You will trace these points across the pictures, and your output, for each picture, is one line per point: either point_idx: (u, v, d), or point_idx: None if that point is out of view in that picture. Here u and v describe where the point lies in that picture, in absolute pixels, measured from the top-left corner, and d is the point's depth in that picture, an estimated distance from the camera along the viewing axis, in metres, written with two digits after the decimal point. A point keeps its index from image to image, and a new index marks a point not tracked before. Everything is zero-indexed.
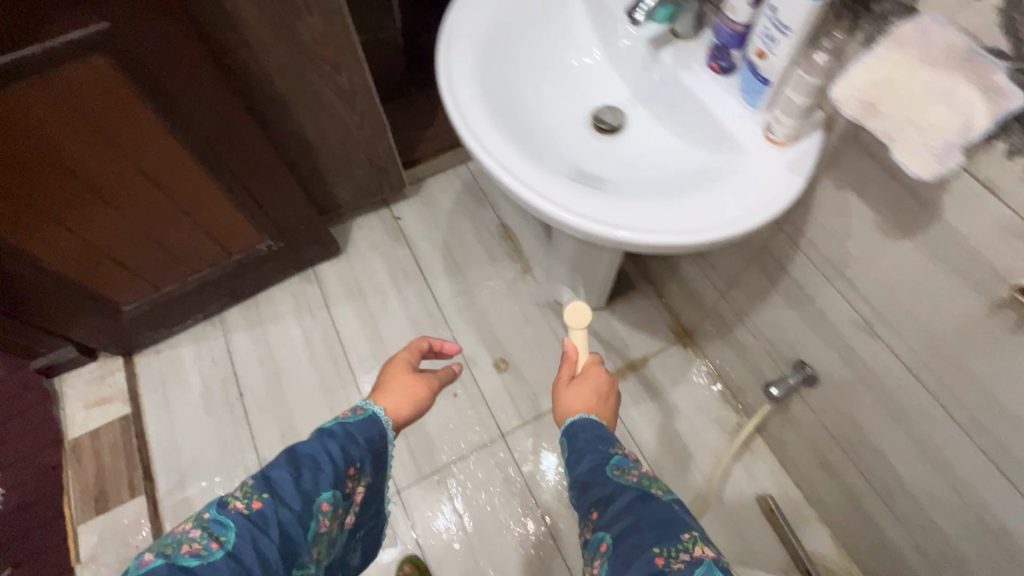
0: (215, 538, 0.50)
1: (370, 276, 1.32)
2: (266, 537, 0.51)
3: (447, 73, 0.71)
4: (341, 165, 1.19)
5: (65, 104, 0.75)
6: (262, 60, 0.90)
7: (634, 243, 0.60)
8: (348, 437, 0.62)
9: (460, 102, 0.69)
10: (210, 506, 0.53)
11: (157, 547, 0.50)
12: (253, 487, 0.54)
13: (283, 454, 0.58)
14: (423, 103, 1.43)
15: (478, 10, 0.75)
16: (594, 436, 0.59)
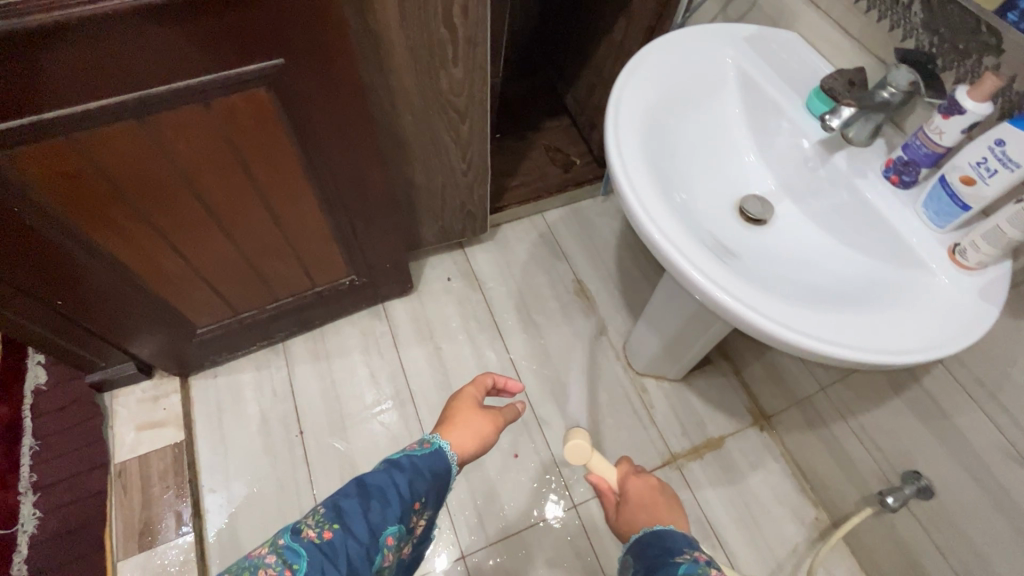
0: (288, 564, 0.47)
1: (442, 320, 1.29)
2: (335, 570, 0.47)
3: (618, 146, 0.69)
4: (436, 208, 1.17)
5: (216, 132, 0.72)
6: (399, 102, 0.89)
7: (828, 356, 0.57)
8: (416, 469, 0.57)
9: (633, 179, 0.67)
10: (286, 531, 0.50)
11: (238, 568, 0.47)
12: (325, 517, 0.51)
13: (350, 483, 0.54)
14: (509, 150, 1.43)
15: (645, 85, 0.74)
16: (659, 544, 0.56)
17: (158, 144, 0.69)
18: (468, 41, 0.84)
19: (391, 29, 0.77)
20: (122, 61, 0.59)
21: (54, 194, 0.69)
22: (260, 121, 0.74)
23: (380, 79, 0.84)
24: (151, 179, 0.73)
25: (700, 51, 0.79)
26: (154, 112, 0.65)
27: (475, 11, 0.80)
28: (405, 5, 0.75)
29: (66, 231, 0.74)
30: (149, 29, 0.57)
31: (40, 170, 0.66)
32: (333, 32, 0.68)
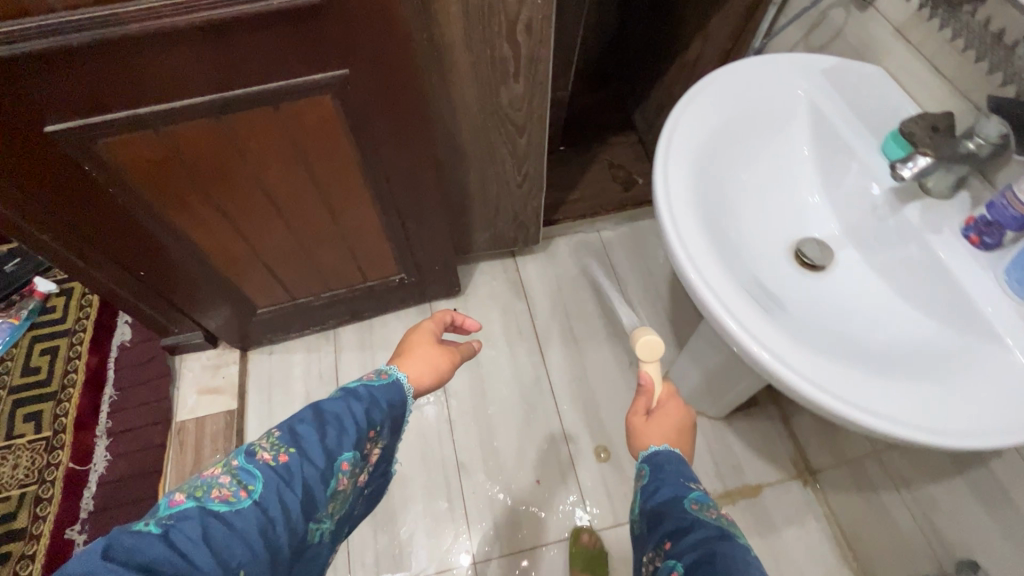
0: (243, 485, 0.48)
1: (484, 325, 1.30)
2: (291, 492, 0.50)
3: (664, 177, 0.67)
4: (489, 216, 1.19)
5: (283, 133, 0.77)
6: (459, 114, 0.92)
7: (866, 427, 0.52)
8: (372, 399, 0.59)
9: (676, 213, 0.64)
10: (238, 454, 0.51)
11: (188, 487, 0.47)
12: (281, 441, 0.52)
13: (306, 410, 0.56)
14: (571, 164, 1.42)
15: (703, 115, 0.71)
16: (674, 470, 0.58)
17: (232, 140, 0.76)
18: (530, 59, 0.85)
19: (455, 43, 0.79)
20: (204, 65, 0.65)
21: (141, 177, 0.77)
22: (324, 124, 0.78)
23: (441, 91, 0.87)
24: (224, 172, 0.80)
25: (770, 81, 0.75)
26: (230, 111, 0.71)
27: (538, 29, 0.80)
28: (470, 21, 0.77)
29: (150, 212, 0.82)
30: (230, 37, 0.63)
31: (131, 157, 0.73)
32: (397, 46, 0.71)
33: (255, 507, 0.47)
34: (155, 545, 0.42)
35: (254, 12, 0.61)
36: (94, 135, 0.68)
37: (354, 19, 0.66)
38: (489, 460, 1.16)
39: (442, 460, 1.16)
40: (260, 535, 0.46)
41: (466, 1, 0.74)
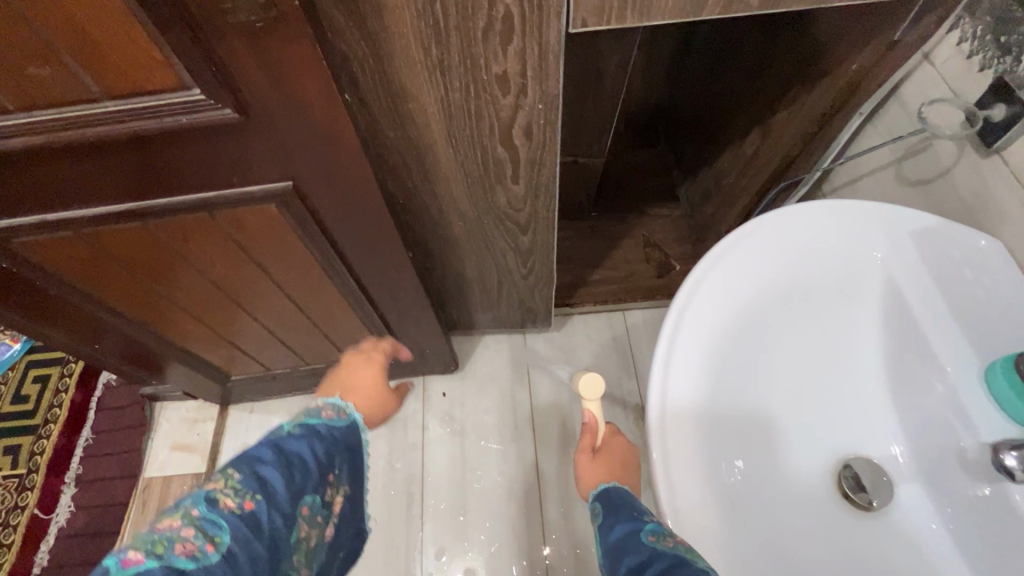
0: (208, 538, 0.40)
1: (477, 411, 1.17)
2: (260, 544, 0.43)
3: (663, 377, 0.50)
4: (491, 300, 1.05)
5: (224, 234, 0.66)
6: (448, 208, 0.78)
7: None
8: (332, 440, 0.57)
9: (671, 435, 0.48)
10: (198, 502, 0.43)
11: (143, 543, 0.39)
12: (243, 485, 0.45)
13: (264, 449, 0.50)
14: (600, 235, 1.25)
15: (733, 283, 0.54)
16: (628, 502, 0.52)
17: (165, 241, 0.65)
18: (531, 162, 0.69)
19: (438, 143, 0.65)
20: (114, 175, 0.54)
21: (67, 269, 0.68)
22: (268, 227, 0.66)
23: (426, 187, 0.73)
24: (162, 266, 0.70)
25: (865, 234, 0.56)
26: (158, 218, 0.61)
27: (541, 133, 0.64)
28: (453, 123, 0.62)
29: (87, 296, 0.74)
30: (135, 151, 0.52)
31: (50, 254, 0.65)
32: (350, 157, 0.58)
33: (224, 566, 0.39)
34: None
35: (157, 129, 0.49)
36: (3, 237, 0.60)
37: (289, 131, 0.53)
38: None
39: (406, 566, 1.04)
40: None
41: (448, 103, 0.59)
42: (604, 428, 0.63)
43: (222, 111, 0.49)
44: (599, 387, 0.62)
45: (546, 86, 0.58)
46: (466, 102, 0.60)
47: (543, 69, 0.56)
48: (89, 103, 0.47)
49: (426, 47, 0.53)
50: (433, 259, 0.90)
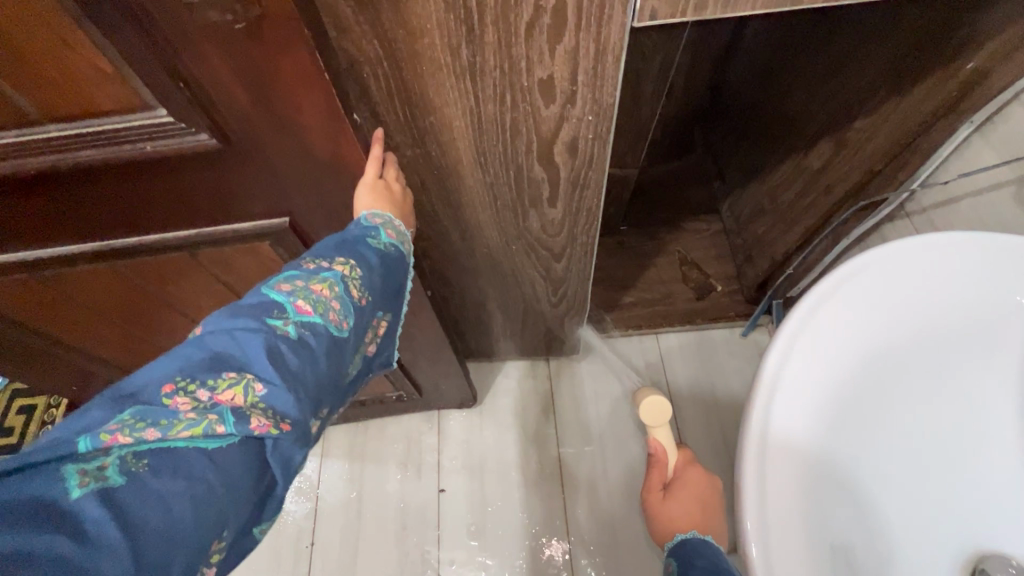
0: (342, 322, 0.40)
1: (498, 450, 1.05)
2: (355, 344, 0.42)
3: (758, 458, 0.40)
4: (515, 329, 0.94)
5: (208, 273, 0.57)
6: (472, 234, 0.67)
7: None
8: (404, 283, 0.49)
9: (773, 536, 0.38)
10: (335, 275, 0.40)
11: (305, 294, 0.38)
12: (369, 283, 0.43)
13: (370, 251, 0.44)
14: (631, 253, 1.14)
15: (842, 332, 0.43)
16: (713, 561, 0.48)
17: (139, 283, 0.56)
18: (572, 183, 0.58)
19: (464, 161, 0.55)
20: (68, 216, 0.44)
21: (34, 322, 0.59)
22: (268, 275, 0.57)
23: (448, 211, 0.63)
24: (138, 308, 0.61)
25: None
26: (128, 262, 0.51)
27: (588, 150, 0.54)
28: (483, 139, 0.52)
29: (60, 346, 0.65)
30: (96, 185, 0.41)
31: (13, 305, 0.54)
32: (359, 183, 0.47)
33: (348, 346, 0.41)
34: (291, 365, 0.35)
35: (114, 158, 0.39)
36: None
37: (283, 158, 0.43)
38: None
39: None
40: (344, 372, 0.41)
41: (478, 114, 0.49)
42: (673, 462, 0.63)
43: (197, 136, 0.39)
44: None
45: (599, 94, 0.47)
46: (501, 115, 0.49)
47: (597, 75, 0.45)
48: (27, 125, 0.37)
49: (455, 49, 0.42)
50: (452, 289, 0.80)
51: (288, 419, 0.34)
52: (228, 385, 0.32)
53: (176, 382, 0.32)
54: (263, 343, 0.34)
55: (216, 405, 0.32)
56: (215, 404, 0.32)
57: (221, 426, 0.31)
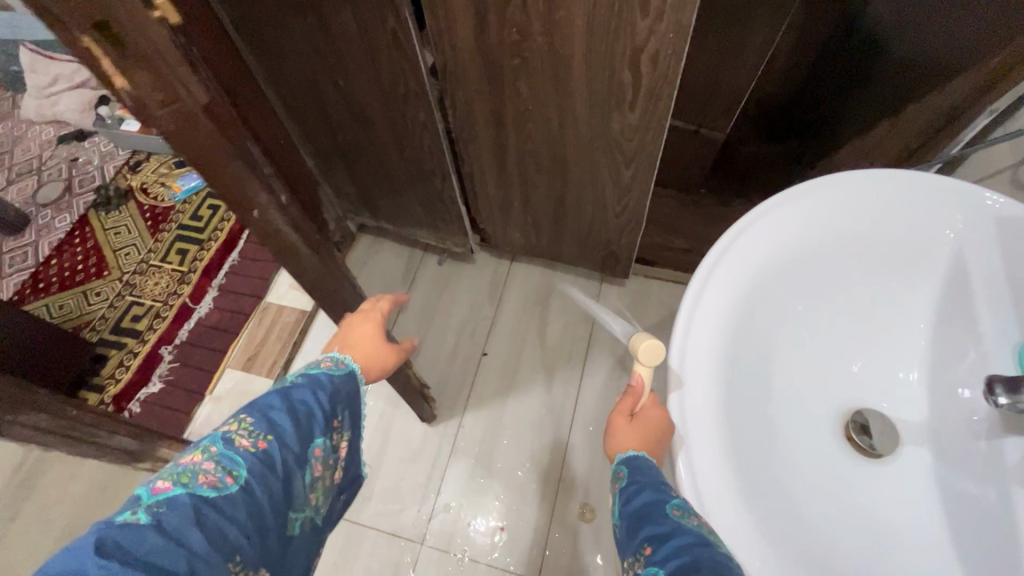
0: (228, 472, 0.45)
1: (537, 336, 1.29)
2: (273, 477, 0.48)
3: (715, 262, 0.57)
4: (580, 234, 1.15)
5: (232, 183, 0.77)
6: (567, 125, 0.88)
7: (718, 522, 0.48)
8: (330, 389, 0.60)
9: (692, 335, 0.55)
10: (215, 441, 0.48)
11: (169, 475, 0.44)
12: (257, 428, 0.50)
13: (273, 397, 0.54)
14: (700, 210, 1.30)
15: (799, 223, 0.57)
16: (655, 474, 0.53)
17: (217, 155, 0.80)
18: (650, 91, 0.78)
19: (575, 56, 0.76)
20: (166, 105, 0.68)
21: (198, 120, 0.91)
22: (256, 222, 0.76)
23: (555, 100, 0.85)
24: None
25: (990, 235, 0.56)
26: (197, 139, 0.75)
27: (666, 63, 0.73)
28: (592, 40, 0.73)
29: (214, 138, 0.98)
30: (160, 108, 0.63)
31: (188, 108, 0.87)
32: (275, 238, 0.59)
33: (251, 489, 0.46)
34: (134, 551, 0.37)
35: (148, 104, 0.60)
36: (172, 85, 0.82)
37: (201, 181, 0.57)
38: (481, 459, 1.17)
39: (442, 439, 1.20)
40: (251, 520, 0.45)
41: (593, 17, 0.70)
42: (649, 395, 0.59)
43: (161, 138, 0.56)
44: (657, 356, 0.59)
45: (682, 16, 0.66)
46: (609, 20, 0.69)
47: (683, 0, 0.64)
48: None
49: None
50: (540, 177, 1.02)
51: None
52: None
53: None
54: (94, 539, 0.37)
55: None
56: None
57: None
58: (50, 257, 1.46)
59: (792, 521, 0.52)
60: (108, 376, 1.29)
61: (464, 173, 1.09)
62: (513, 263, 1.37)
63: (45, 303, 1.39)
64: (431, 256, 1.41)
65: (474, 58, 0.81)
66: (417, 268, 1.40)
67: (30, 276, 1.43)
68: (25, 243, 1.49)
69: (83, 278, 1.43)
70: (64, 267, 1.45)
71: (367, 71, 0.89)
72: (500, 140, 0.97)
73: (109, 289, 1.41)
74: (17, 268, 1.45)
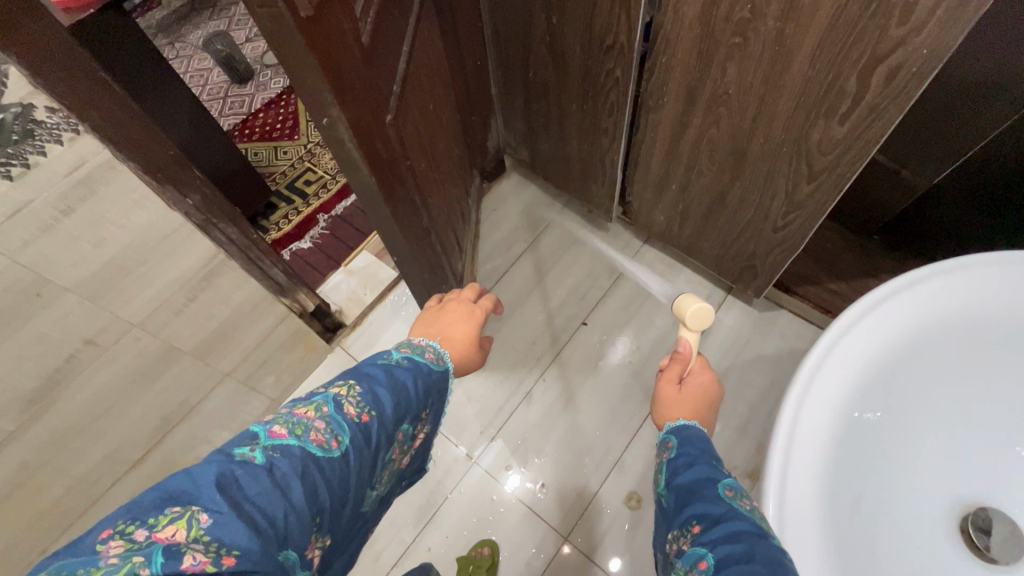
0: (335, 436, 0.51)
1: (645, 320, 1.28)
2: (367, 450, 0.54)
3: (885, 298, 0.55)
4: (727, 237, 1.11)
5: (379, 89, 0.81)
6: (762, 121, 0.84)
7: (797, 536, 0.49)
8: (424, 380, 0.69)
9: (832, 357, 0.54)
10: (328, 402, 0.54)
11: (285, 423, 0.50)
12: (363, 401, 0.56)
13: (378, 372, 0.62)
14: (861, 256, 1.22)
15: (998, 289, 0.54)
16: (701, 448, 0.63)
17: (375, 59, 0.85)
18: (870, 109, 0.71)
19: (802, 52, 0.72)
20: None
21: None
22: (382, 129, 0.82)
23: (760, 91, 0.81)
24: None
25: None
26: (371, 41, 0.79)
27: (905, 82, 0.66)
28: (830, 36, 0.68)
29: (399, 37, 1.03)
30: None
31: None
32: (343, 152, 0.64)
33: (345, 456, 0.51)
34: (243, 490, 0.42)
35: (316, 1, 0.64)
36: None
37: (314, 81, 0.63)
38: (552, 412, 1.21)
39: (522, 379, 1.26)
40: (339, 487, 0.50)
41: (840, 13, 0.65)
42: (694, 364, 0.78)
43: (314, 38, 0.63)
44: (702, 311, 0.84)
45: (948, 34, 0.59)
46: (858, 20, 0.64)
47: (955, 17, 0.57)
48: None
49: None
50: (710, 167, 1.00)
51: (234, 550, 0.38)
52: (171, 520, 0.37)
53: (115, 527, 0.36)
54: (215, 471, 0.42)
55: (152, 542, 0.35)
56: (152, 542, 0.35)
57: (147, 567, 0.33)
58: (259, 111, 1.70)
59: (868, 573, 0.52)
60: (275, 222, 1.51)
61: (635, 140, 1.09)
62: (644, 245, 1.37)
63: (246, 147, 1.63)
64: (570, 212, 1.44)
65: (695, 26, 0.80)
66: (552, 218, 1.44)
67: (241, 122, 1.68)
68: (245, 92, 1.74)
69: (278, 136, 1.65)
70: (267, 122, 1.68)
71: (582, 13, 0.91)
72: (684, 117, 0.95)
73: (295, 151, 1.62)
74: (234, 111, 1.70)
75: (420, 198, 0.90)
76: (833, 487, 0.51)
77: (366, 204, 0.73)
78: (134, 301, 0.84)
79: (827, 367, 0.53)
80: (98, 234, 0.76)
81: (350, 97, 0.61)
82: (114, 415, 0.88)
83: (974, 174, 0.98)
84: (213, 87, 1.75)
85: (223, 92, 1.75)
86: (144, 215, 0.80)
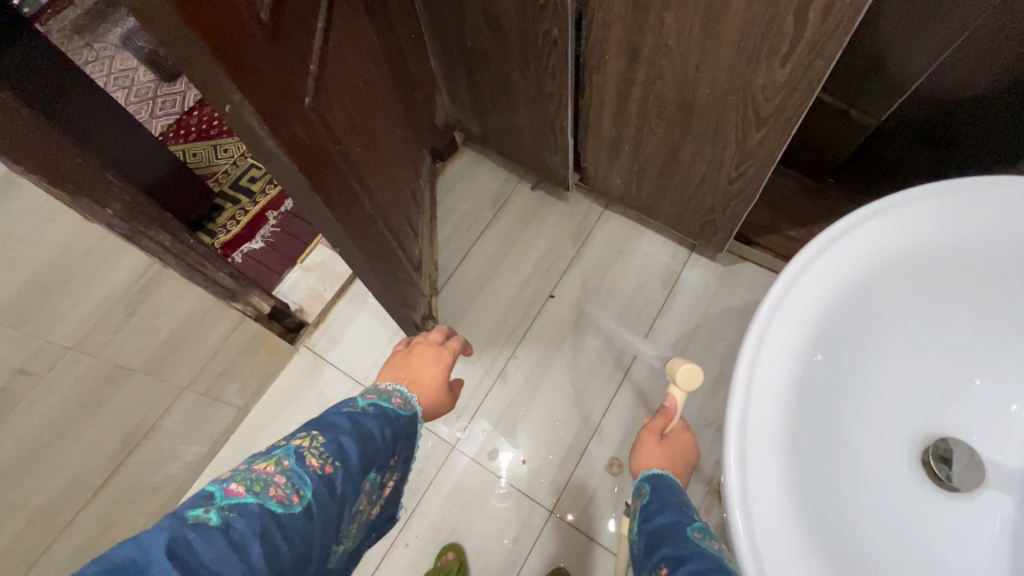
0: (296, 491, 0.48)
1: (611, 286, 1.27)
2: (332, 504, 0.51)
3: (833, 240, 0.53)
4: (684, 194, 1.10)
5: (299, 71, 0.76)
6: (703, 71, 0.82)
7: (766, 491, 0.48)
8: (393, 422, 0.65)
9: (784, 305, 0.52)
10: (289, 455, 0.51)
11: (243, 480, 0.48)
12: (326, 450, 0.53)
13: (342, 420, 0.59)
14: (820, 199, 1.22)
15: (942, 220, 0.53)
16: (675, 493, 0.61)
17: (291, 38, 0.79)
18: (809, 48, 0.70)
19: None
20: None
21: None
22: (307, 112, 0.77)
23: (698, 39, 0.78)
24: None
25: None
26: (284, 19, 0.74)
27: (839, 16, 0.64)
28: None
29: None
30: None
31: None
32: (259, 142, 0.59)
33: (309, 511, 0.48)
34: (196, 554, 0.39)
35: None
36: None
37: None
38: (526, 389, 1.20)
39: (494, 359, 1.24)
40: (302, 545, 0.47)
41: None
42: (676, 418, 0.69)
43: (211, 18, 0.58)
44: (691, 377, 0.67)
45: None
46: None
47: None
48: None
49: None
50: (659, 124, 0.97)
51: None
52: None
53: None
54: (166, 535, 0.39)
55: None
56: None
57: None
58: (192, 109, 1.61)
59: (838, 517, 0.51)
60: (222, 225, 1.44)
61: (582, 103, 1.06)
62: (605, 211, 1.35)
63: (182, 149, 1.55)
64: (527, 185, 1.41)
65: None
66: (510, 193, 1.40)
67: (174, 122, 1.59)
68: (176, 90, 1.65)
69: (216, 134, 1.57)
70: (202, 120, 1.59)
71: None
72: (627, 74, 0.92)
73: (235, 148, 1.55)
74: (166, 112, 1.61)
75: (360, 185, 0.86)
76: (796, 436, 0.51)
77: (297, 196, 0.69)
78: (64, 324, 0.79)
79: (780, 316, 0.52)
80: (9, 256, 0.70)
81: (256, 81, 0.56)
82: (64, 444, 0.84)
83: (920, 107, 0.98)
84: (141, 88, 1.65)
85: (152, 92, 1.65)
86: (59, 230, 0.75)
